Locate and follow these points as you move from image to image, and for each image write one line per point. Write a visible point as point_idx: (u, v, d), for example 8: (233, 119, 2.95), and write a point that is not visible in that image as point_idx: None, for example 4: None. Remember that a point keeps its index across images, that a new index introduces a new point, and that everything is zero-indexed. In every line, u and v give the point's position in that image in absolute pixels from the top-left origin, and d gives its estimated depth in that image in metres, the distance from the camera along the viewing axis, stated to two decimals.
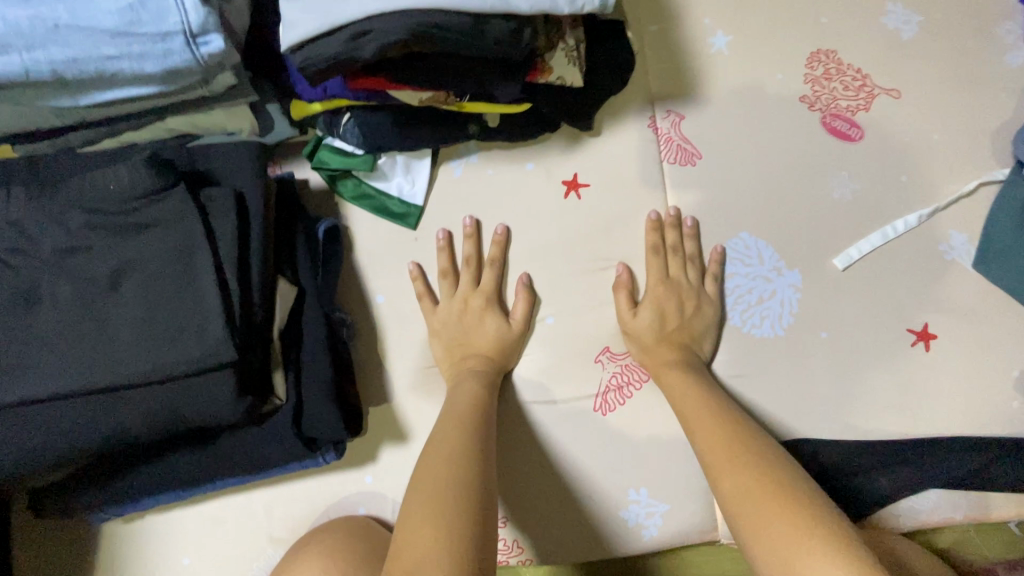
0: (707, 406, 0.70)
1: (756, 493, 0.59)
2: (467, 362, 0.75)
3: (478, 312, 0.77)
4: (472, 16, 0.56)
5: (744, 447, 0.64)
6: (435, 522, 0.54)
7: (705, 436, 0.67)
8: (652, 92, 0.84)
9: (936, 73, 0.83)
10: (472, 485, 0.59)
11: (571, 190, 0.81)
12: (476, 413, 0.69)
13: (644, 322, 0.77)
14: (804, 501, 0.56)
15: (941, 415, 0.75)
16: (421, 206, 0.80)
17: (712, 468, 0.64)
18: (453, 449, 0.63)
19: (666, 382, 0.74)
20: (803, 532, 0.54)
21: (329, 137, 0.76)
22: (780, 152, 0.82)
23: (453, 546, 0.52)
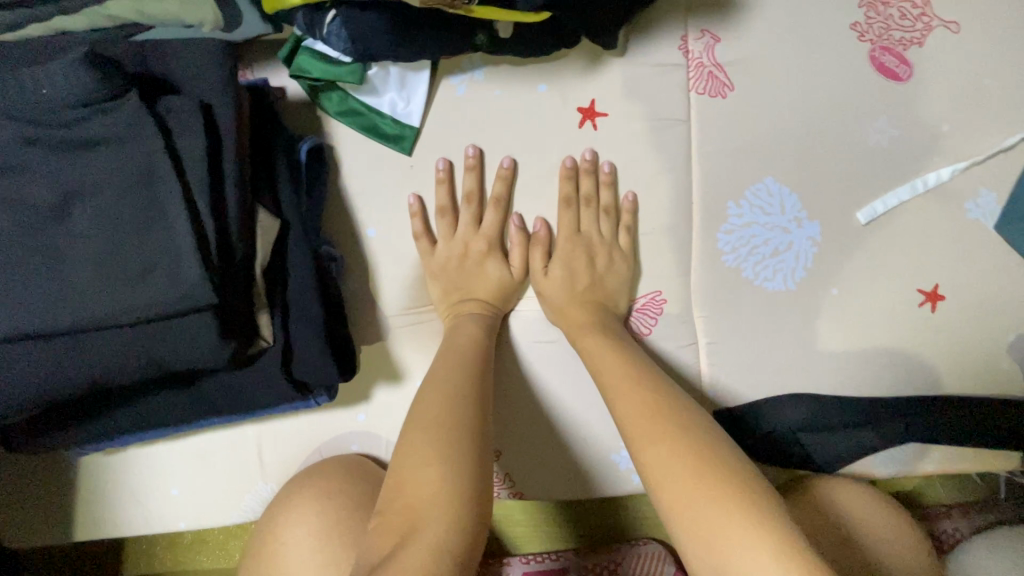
0: (644, 393, 0.60)
1: (690, 479, 0.52)
2: (465, 307, 0.71)
3: (478, 255, 0.72)
4: None
5: (695, 442, 0.54)
6: (439, 461, 0.53)
7: (638, 424, 0.58)
8: (689, 5, 0.73)
9: (1002, 5, 0.75)
10: (473, 420, 0.57)
11: (588, 119, 0.73)
12: (476, 357, 0.65)
13: (555, 282, 0.73)
14: (723, 463, 0.52)
15: (933, 375, 0.76)
16: (417, 128, 0.70)
17: (629, 426, 0.59)
18: (451, 394, 0.59)
19: (581, 345, 0.69)
20: (721, 486, 0.50)
21: (310, 39, 0.64)
22: (819, 88, 0.74)
23: (459, 485, 0.51)
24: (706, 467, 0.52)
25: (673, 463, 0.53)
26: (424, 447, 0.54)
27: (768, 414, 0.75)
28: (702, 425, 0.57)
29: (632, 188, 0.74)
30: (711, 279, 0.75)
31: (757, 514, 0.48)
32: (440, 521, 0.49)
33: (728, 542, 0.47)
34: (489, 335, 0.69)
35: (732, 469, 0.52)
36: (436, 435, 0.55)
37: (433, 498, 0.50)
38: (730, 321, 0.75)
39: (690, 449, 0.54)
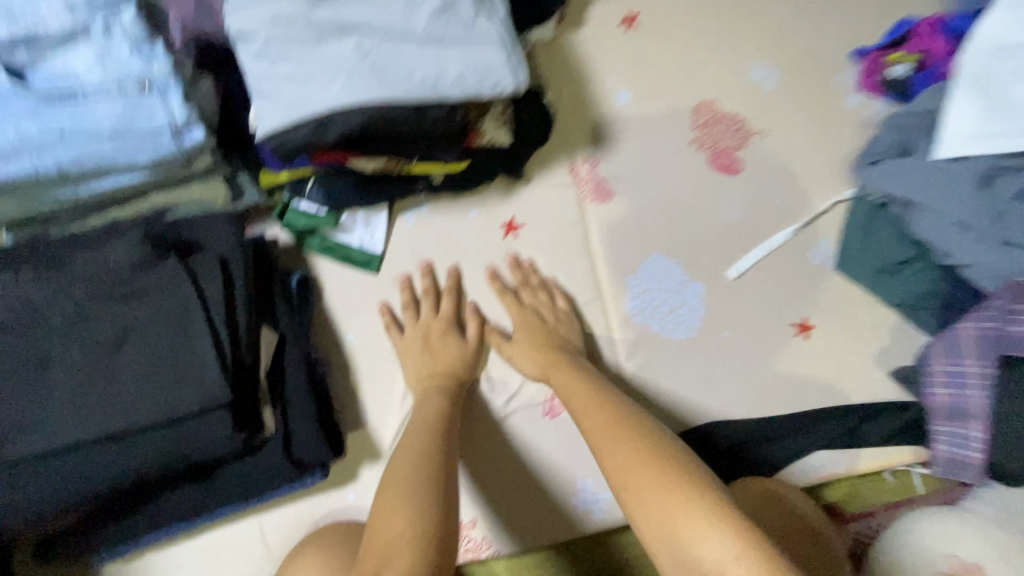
0: (613, 426, 0.74)
1: (653, 486, 0.65)
2: (433, 381, 0.86)
3: (436, 327, 0.89)
4: (414, 106, 0.68)
5: (657, 458, 0.68)
6: (405, 506, 0.65)
7: (608, 446, 0.72)
8: (571, 143, 1.00)
9: (796, 114, 1.03)
10: (433, 471, 0.70)
11: (510, 231, 0.95)
12: (441, 420, 0.79)
13: (518, 341, 0.89)
14: (678, 470, 0.66)
15: (818, 387, 0.93)
16: (381, 253, 0.92)
17: (600, 449, 0.73)
18: (418, 453, 0.73)
19: (554, 379, 0.84)
20: (676, 486, 0.64)
21: (295, 201, 0.86)
22: (678, 187, 0.99)
23: (425, 525, 0.63)
24: (668, 480, 0.65)
25: (644, 484, 0.65)
26: (394, 497, 0.67)
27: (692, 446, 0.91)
28: (658, 443, 0.71)
29: (553, 276, 0.95)
30: (627, 338, 0.94)
31: (706, 508, 0.61)
32: (407, 554, 0.60)
33: (684, 531, 0.60)
34: (451, 400, 0.84)
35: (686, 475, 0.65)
36: (406, 485, 0.68)
37: (401, 538, 0.62)
38: (649, 371, 0.93)
39: (649, 460, 0.68)
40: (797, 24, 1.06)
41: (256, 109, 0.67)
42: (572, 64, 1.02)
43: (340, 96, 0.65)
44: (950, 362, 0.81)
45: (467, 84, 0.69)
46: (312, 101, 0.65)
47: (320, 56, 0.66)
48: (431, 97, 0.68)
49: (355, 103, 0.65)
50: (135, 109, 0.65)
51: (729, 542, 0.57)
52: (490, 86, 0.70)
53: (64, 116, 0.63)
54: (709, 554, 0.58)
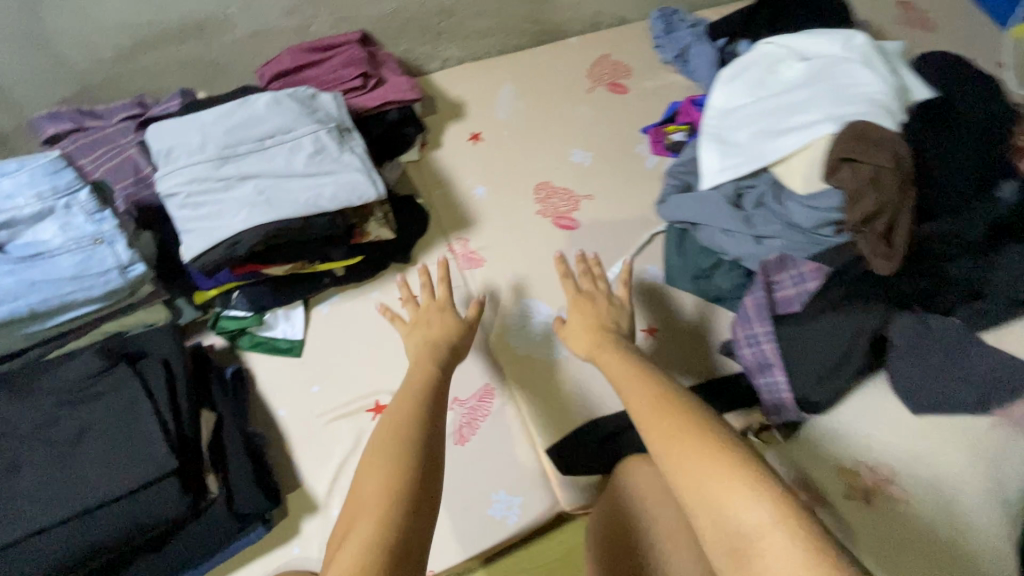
0: (653, 401, 0.73)
1: (692, 460, 0.64)
2: (427, 346, 0.92)
3: (435, 310, 0.99)
4: (302, 218, 0.94)
5: (698, 434, 0.66)
6: (391, 470, 0.67)
7: (648, 423, 0.71)
8: (445, 230, 1.28)
9: (611, 178, 1.37)
10: (423, 437, 0.72)
11: (406, 302, 1.19)
12: (431, 392, 0.81)
13: (571, 326, 0.97)
14: (720, 443, 0.64)
15: (677, 378, 1.11)
16: (301, 339, 1.12)
17: (639, 423, 0.72)
18: (411, 425, 0.74)
19: (601, 359, 0.88)
20: (717, 461, 0.62)
21: (225, 310, 1.08)
22: (533, 245, 1.27)
23: (405, 485, 0.65)
24: (707, 453, 0.64)
25: (688, 455, 0.64)
26: (380, 470, 0.68)
27: (580, 433, 1.07)
28: (699, 418, 0.69)
29: None
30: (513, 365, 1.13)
31: (750, 486, 0.60)
32: (383, 511, 0.62)
33: (727, 503, 0.59)
34: (448, 370, 0.90)
35: (729, 452, 0.64)
36: (397, 458, 0.68)
37: (382, 499, 0.64)
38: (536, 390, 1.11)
39: (687, 434, 0.67)
40: (598, 119, 1.45)
41: (184, 242, 0.91)
42: (437, 173, 1.34)
43: (244, 221, 0.90)
44: (740, 334, 1.05)
45: (339, 200, 0.96)
46: (224, 229, 0.90)
47: (229, 198, 0.92)
48: (313, 211, 0.94)
49: (256, 223, 0.91)
50: (90, 258, 0.88)
51: (770, 514, 0.57)
52: (356, 196, 0.98)
53: (34, 271, 0.85)
54: (754, 524, 0.57)
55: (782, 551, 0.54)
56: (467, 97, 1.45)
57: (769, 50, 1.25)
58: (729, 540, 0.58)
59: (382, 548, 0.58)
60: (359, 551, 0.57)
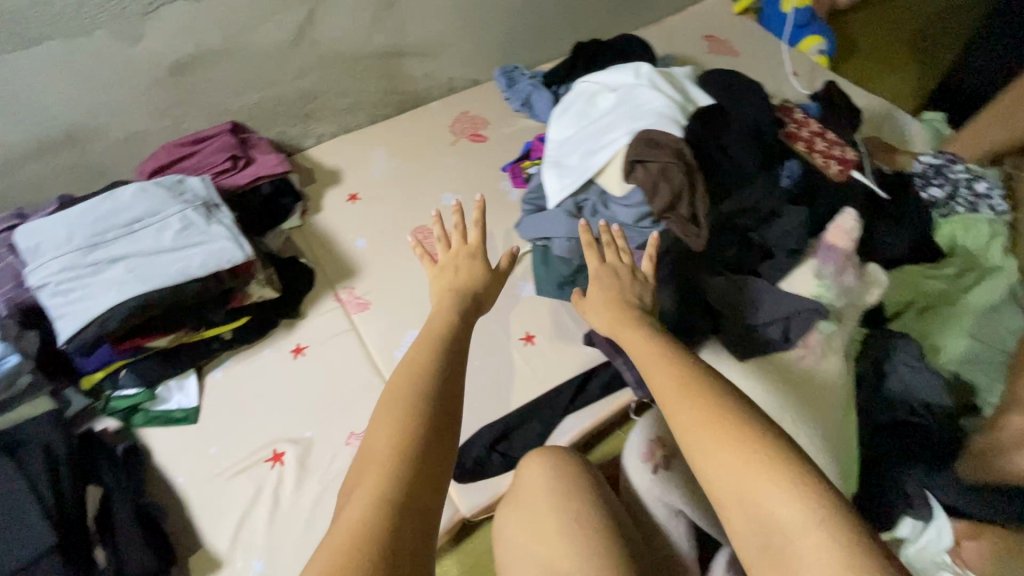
0: (682, 384, 0.73)
1: (726, 453, 0.65)
2: (448, 293, 0.98)
3: (464, 257, 1.04)
4: (170, 287, 1.03)
5: (733, 427, 0.67)
6: (390, 441, 0.69)
7: (673, 408, 0.72)
8: (332, 282, 1.38)
9: (479, 212, 1.52)
10: (425, 405, 0.74)
11: (298, 353, 1.26)
12: (433, 363, 0.80)
13: (593, 299, 0.96)
14: (757, 438, 0.65)
15: (555, 376, 1.23)
16: (196, 406, 1.16)
17: (665, 406, 0.73)
18: (411, 397, 0.74)
19: (620, 337, 0.88)
20: (753, 458, 0.64)
21: (115, 391, 1.12)
22: (414, 282, 1.38)
23: (404, 456, 0.67)
24: (741, 447, 0.65)
25: (718, 448, 0.66)
26: (381, 446, 0.68)
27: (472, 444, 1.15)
28: (734, 407, 0.69)
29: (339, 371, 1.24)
30: None
31: (790, 485, 0.61)
32: (379, 480, 0.64)
33: (762, 500, 0.61)
34: (467, 317, 0.94)
35: (768, 449, 0.64)
36: (399, 432, 0.69)
37: (382, 467, 0.66)
38: None
39: (719, 427, 0.67)
40: (463, 164, 1.62)
41: (56, 326, 0.99)
42: (319, 234, 1.46)
43: (112, 298, 0.99)
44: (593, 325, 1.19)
45: (208, 266, 1.06)
46: (93, 307, 0.98)
47: (98, 280, 1.01)
48: (180, 278, 1.04)
49: (124, 298, 0.99)
50: None
51: (805, 512, 0.59)
52: (224, 260, 1.08)
53: None
54: (789, 518, 0.59)
55: (818, 548, 0.57)
56: (342, 164, 1.60)
57: (586, 87, 1.48)
58: (765, 533, 0.60)
59: (384, 502, 0.61)
60: (367, 503, 0.61)
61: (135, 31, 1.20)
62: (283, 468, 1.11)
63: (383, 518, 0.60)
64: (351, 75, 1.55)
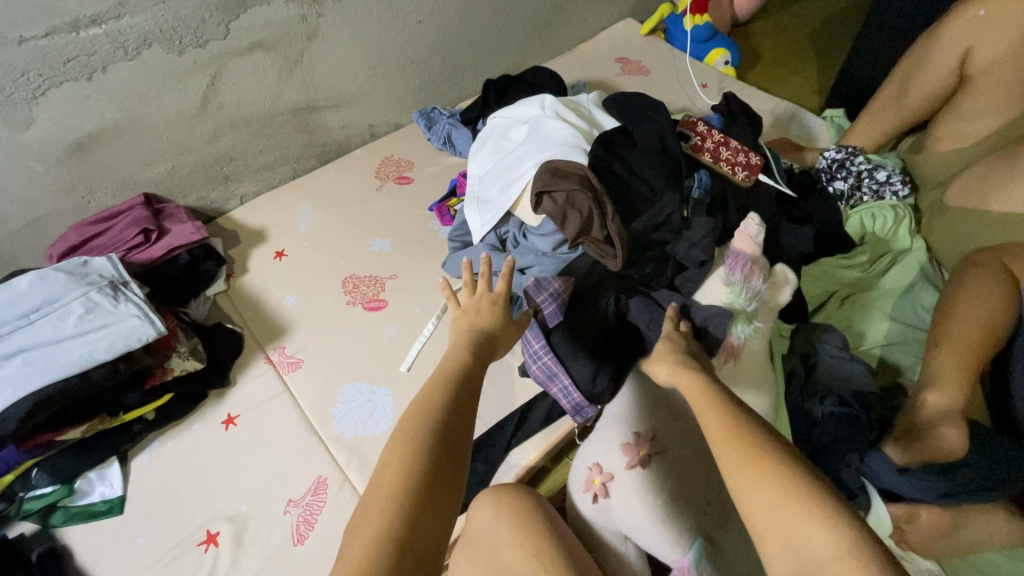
0: (722, 419, 0.73)
1: (766, 487, 0.64)
2: (472, 338, 0.96)
3: (488, 302, 1.02)
4: (76, 375, 1.01)
5: (773, 465, 0.66)
6: (399, 471, 0.73)
7: (718, 443, 0.71)
8: (263, 344, 1.35)
9: (410, 254, 1.52)
10: (436, 440, 0.77)
11: (229, 423, 1.22)
12: (454, 404, 0.83)
13: (660, 358, 0.98)
14: (796, 474, 0.64)
15: (496, 412, 1.22)
16: (121, 494, 1.11)
17: (710, 441, 0.73)
18: (424, 431, 0.78)
19: (679, 381, 0.89)
20: (792, 496, 0.63)
21: (28, 491, 1.05)
22: (348, 334, 1.36)
23: (408, 485, 0.71)
24: (782, 484, 0.64)
25: (754, 481, 0.65)
26: (387, 477, 0.73)
27: None
28: (774, 440, 0.69)
29: (273, 437, 1.20)
30: (343, 449, 1.18)
31: (826, 522, 0.60)
32: (385, 512, 0.69)
33: (800, 535, 0.60)
34: (486, 358, 0.94)
35: (804, 483, 0.64)
36: (406, 464, 0.73)
37: (391, 494, 0.71)
38: (366, 465, 1.15)
39: (763, 467, 0.66)
40: (391, 207, 1.63)
41: None
42: (248, 296, 1.44)
43: (11, 397, 0.97)
44: (527, 358, 1.16)
45: (116, 348, 1.03)
46: None
47: None
48: (85, 364, 1.01)
49: (24, 395, 0.97)
50: None
51: (839, 541, 0.58)
52: (133, 339, 1.05)
53: None
54: (825, 555, 0.58)
55: None
56: (268, 222, 1.59)
57: (501, 120, 1.50)
58: (802, 561, 0.59)
59: (386, 541, 0.66)
60: (369, 540, 0.66)
61: (24, 116, 1.17)
62: (217, 549, 1.06)
63: (384, 553, 0.65)
64: (267, 133, 1.55)
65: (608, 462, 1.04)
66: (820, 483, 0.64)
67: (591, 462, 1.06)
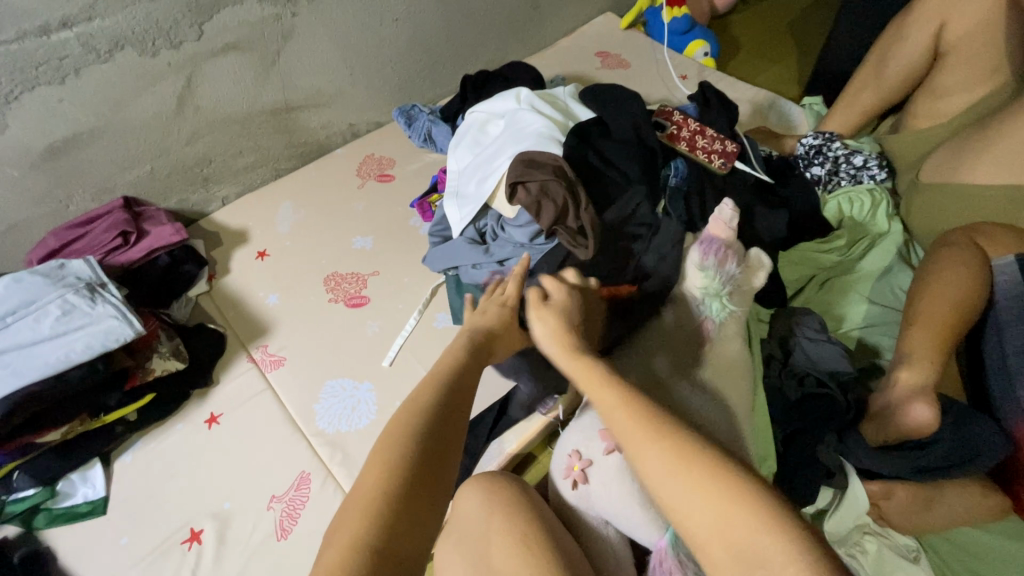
0: (646, 422, 0.70)
1: (702, 495, 0.62)
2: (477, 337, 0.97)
3: (497, 304, 1.04)
4: (53, 376, 1.01)
5: (707, 471, 0.63)
6: (379, 479, 0.73)
7: (639, 452, 0.68)
8: (245, 343, 1.36)
9: (392, 250, 1.53)
10: (416, 445, 0.77)
11: (212, 422, 1.22)
12: (438, 409, 0.83)
13: (547, 327, 0.91)
14: (730, 478, 0.62)
15: (477, 404, 1.23)
16: (104, 495, 1.11)
17: (630, 449, 0.70)
18: (403, 438, 0.78)
19: (583, 375, 0.83)
20: (732, 501, 0.60)
21: (10, 494, 1.06)
22: (331, 331, 1.37)
23: (388, 491, 0.72)
24: (720, 491, 0.61)
25: (691, 493, 0.62)
26: (364, 485, 0.73)
27: None
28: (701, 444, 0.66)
29: (256, 434, 1.21)
30: (326, 445, 1.18)
31: (773, 528, 0.57)
32: (362, 520, 0.69)
33: (746, 543, 0.58)
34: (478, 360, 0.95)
35: (743, 487, 0.61)
36: (383, 469, 0.74)
37: (366, 503, 0.71)
38: (349, 459, 1.15)
39: (695, 473, 0.63)
40: (372, 205, 1.63)
41: None
42: (230, 296, 1.44)
43: None
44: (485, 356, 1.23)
45: (93, 348, 1.04)
46: None
47: None
48: (62, 365, 1.02)
49: (2, 396, 0.98)
50: None
51: (786, 547, 0.56)
52: (109, 340, 1.05)
53: None
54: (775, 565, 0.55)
55: None
56: (250, 223, 1.59)
57: (477, 115, 1.51)
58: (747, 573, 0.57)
59: (361, 550, 0.66)
60: (344, 550, 0.66)
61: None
62: (201, 547, 1.06)
63: (362, 562, 0.65)
64: (246, 135, 1.55)
65: (587, 449, 1.05)
66: (757, 485, 0.62)
67: (571, 449, 1.07)
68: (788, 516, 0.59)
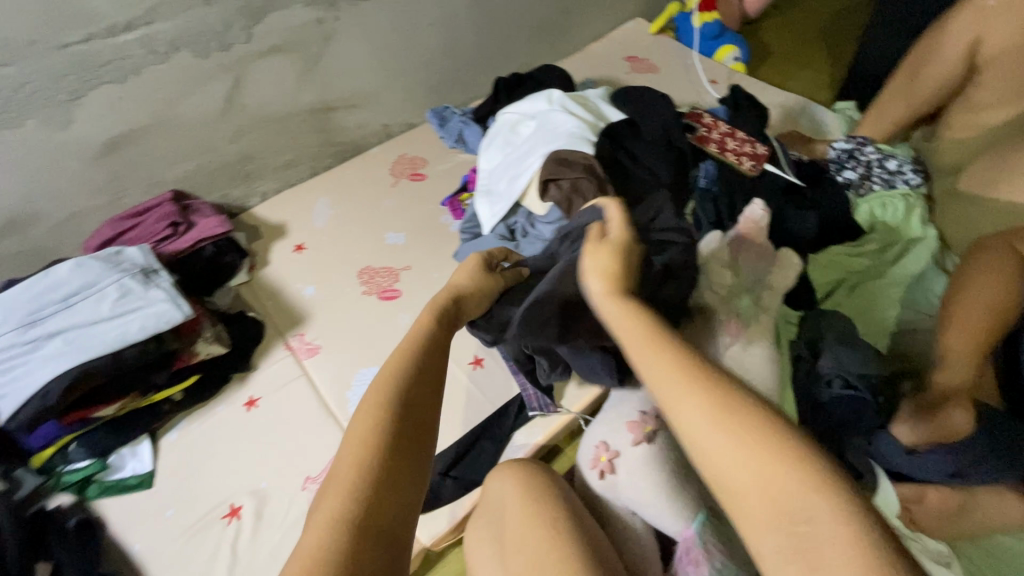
0: (683, 370, 0.66)
1: (749, 454, 0.58)
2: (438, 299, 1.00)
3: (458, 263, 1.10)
4: (110, 354, 1.07)
5: (753, 428, 0.60)
6: (357, 451, 0.73)
7: (678, 405, 0.64)
8: (283, 331, 1.41)
9: (423, 246, 1.57)
10: (395, 417, 0.78)
11: (251, 405, 1.28)
12: (411, 379, 0.84)
13: (598, 260, 0.85)
14: (774, 439, 0.58)
15: (504, 395, 1.26)
16: (151, 470, 1.18)
17: (669, 401, 0.65)
18: (380, 409, 0.78)
19: (617, 316, 0.77)
20: (776, 462, 0.57)
21: (66, 465, 1.13)
22: (364, 322, 1.42)
23: (366, 462, 0.72)
24: (768, 449, 0.58)
25: (729, 445, 0.59)
26: (344, 458, 0.73)
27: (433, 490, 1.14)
28: (744, 401, 0.62)
29: (292, 417, 1.26)
30: None
31: (823, 490, 0.55)
32: (340, 494, 0.68)
33: (791, 503, 0.55)
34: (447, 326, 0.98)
35: (790, 447, 0.58)
36: (366, 445, 0.74)
37: (348, 476, 0.70)
38: None
39: (738, 431, 0.60)
40: (404, 202, 1.69)
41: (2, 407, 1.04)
42: (269, 287, 1.50)
43: (52, 372, 1.04)
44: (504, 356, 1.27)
45: (147, 329, 1.10)
46: (34, 384, 1.03)
47: (38, 356, 1.06)
48: (118, 344, 1.08)
49: (64, 371, 1.04)
50: None
51: (834, 507, 0.53)
52: (161, 322, 1.11)
53: None
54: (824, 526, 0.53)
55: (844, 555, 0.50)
56: (288, 218, 1.66)
57: (508, 115, 1.55)
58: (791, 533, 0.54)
59: (339, 521, 0.65)
60: (321, 524, 0.65)
61: (64, 117, 1.25)
62: (239, 522, 1.11)
63: (341, 530, 0.65)
64: (287, 133, 1.62)
65: (614, 440, 1.06)
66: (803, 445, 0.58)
67: (598, 440, 1.09)
68: (836, 479, 0.56)
